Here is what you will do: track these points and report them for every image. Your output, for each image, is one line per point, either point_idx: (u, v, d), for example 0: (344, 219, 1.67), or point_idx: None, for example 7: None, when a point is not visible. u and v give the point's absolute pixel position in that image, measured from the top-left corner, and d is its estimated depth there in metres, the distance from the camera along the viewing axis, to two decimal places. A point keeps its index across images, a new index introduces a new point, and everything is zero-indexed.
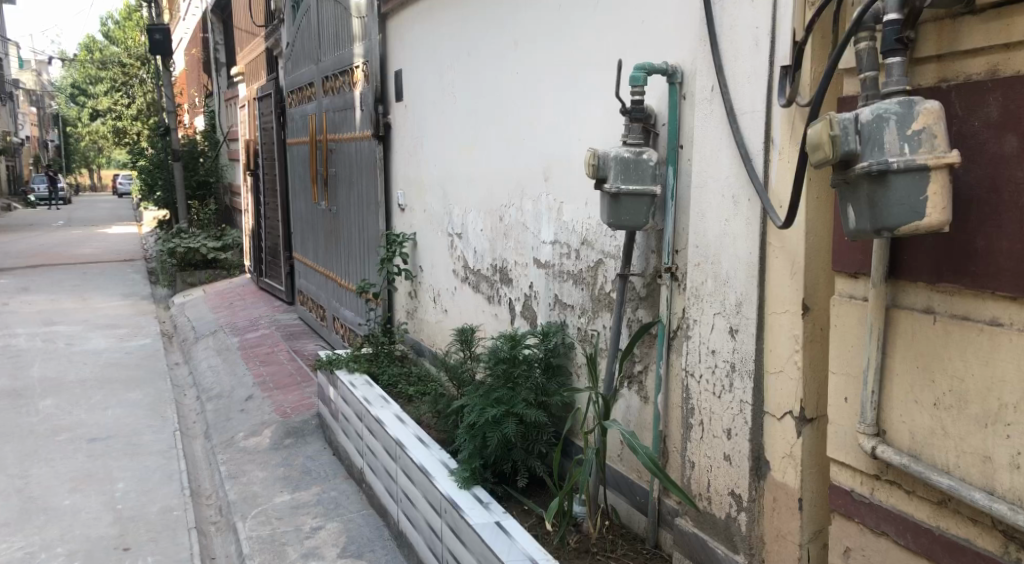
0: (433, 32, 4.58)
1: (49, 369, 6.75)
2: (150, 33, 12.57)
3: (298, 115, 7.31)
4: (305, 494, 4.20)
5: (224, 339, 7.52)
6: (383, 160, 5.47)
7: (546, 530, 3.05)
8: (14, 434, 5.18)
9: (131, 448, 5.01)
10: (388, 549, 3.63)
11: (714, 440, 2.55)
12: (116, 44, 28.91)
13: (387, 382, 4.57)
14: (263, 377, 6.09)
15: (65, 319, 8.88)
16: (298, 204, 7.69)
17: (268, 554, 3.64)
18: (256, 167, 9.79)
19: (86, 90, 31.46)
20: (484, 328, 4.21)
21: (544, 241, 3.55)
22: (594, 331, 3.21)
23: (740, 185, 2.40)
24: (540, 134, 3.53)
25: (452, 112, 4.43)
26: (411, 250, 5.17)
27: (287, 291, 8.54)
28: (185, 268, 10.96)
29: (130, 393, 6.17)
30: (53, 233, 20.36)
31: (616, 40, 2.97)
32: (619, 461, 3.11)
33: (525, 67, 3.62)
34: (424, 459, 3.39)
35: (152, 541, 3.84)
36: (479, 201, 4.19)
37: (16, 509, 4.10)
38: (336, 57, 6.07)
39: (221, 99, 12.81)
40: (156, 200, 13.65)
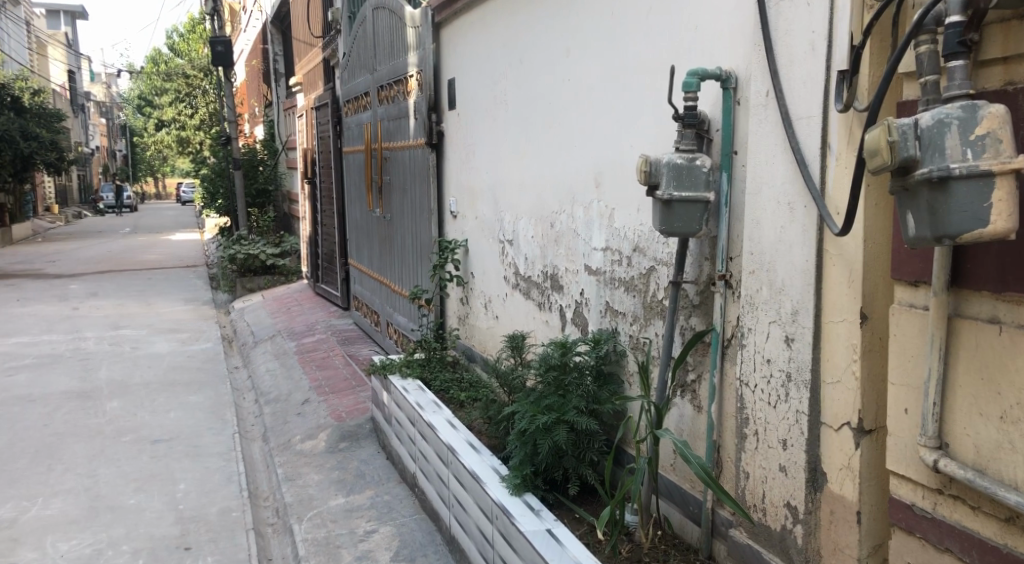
0: (486, 40, 4.61)
1: (116, 372, 6.99)
2: (213, 45, 12.93)
3: (354, 123, 7.44)
4: (359, 498, 4.26)
5: (282, 343, 7.68)
6: (436, 167, 5.53)
7: (598, 538, 3.03)
8: (84, 434, 5.37)
9: (192, 449, 5.15)
10: (440, 554, 3.65)
11: (769, 450, 2.50)
12: (180, 56, 29.83)
13: (439, 387, 4.61)
14: (319, 382, 6.20)
15: (131, 323, 9.18)
16: (353, 212, 7.82)
17: (323, 557, 3.71)
18: (313, 176, 9.99)
19: (152, 101, 32.58)
20: (535, 334, 4.22)
21: (595, 247, 3.54)
22: (646, 339, 3.19)
23: (796, 192, 2.36)
24: (591, 141, 3.53)
25: (504, 120, 4.46)
26: (463, 257, 5.22)
27: (342, 297, 8.69)
28: (245, 274, 11.19)
29: (192, 395, 6.35)
30: (121, 240, 21.11)
31: (668, 45, 2.96)
32: (672, 470, 3.08)
33: (576, 74, 3.62)
34: (476, 465, 3.41)
35: (212, 541, 3.93)
36: (530, 208, 4.20)
37: (85, 506, 4.25)
38: (391, 67, 6.16)
39: (280, 108, 13.12)
40: (218, 207, 14.04)
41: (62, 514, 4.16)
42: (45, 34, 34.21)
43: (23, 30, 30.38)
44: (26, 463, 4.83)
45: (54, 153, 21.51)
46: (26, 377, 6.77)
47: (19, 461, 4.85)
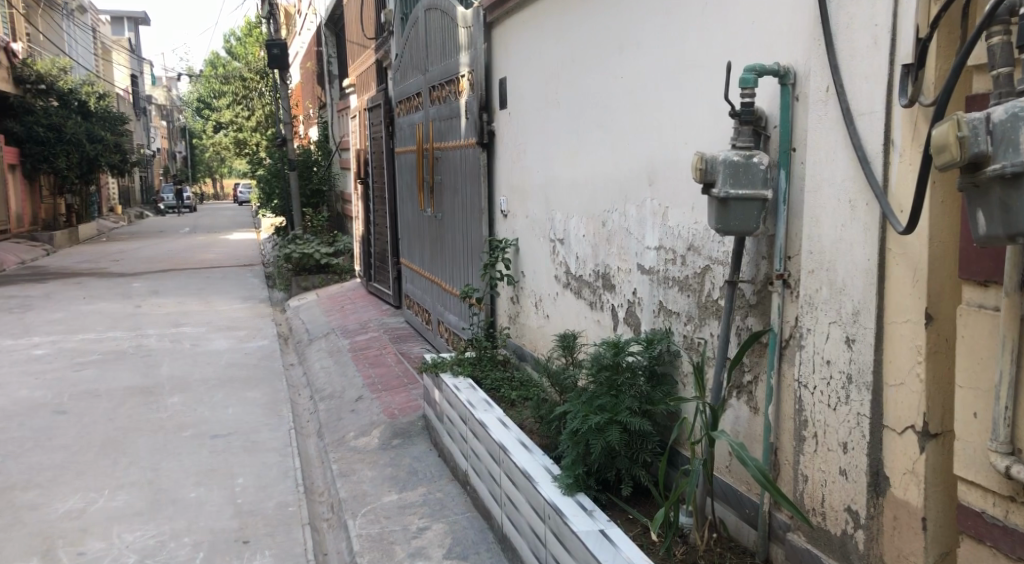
0: (538, 38, 4.60)
1: (177, 368, 7.17)
2: (270, 48, 13.18)
3: (406, 124, 7.51)
4: (412, 494, 4.30)
5: (337, 341, 7.80)
6: (487, 167, 5.54)
7: (652, 540, 3.00)
8: (147, 428, 5.53)
9: (249, 444, 5.27)
10: (493, 552, 3.66)
11: (828, 454, 2.45)
12: (238, 60, 30.52)
13: (490, 386, 4.62)
14: (372, 379, 6.27)
15: (191, 320, 9.42)
16: (405, 211, 7.89)
17: (376, 553, 3.75)
18: (366, 176, 10.11)
19: (210, 105, 33.40)
20: (586, 334, 4.20)
21: (647, 246, 3.51)
22: (701, 339, 3.15)
23: (858, 189, 2.31)
24: (645, 139, 3.49)
25: (555, 118, 4.45)
26: (513, 256, 5.23)
27: (394, 295, 8.79)
28: (300, 273, 11.43)
29: (249, 392, 6.48)
30: (181, 239, 21.67)
31: (722, 40, 2.92)
32: (728, 472, 3.03)
33: (630, 71, 3.59)
34: (528, 464, 3.41)
35: (269, 535, 4.01)
36: (582, 207, 4.18)
37: (148, 499, 4.37)
38: (443, 67, 6.19)
39: (334, 109, 13.30)
40: (274, 207, 14.31)
41: (127, 505, 4.29)
42: (109, 40, 35.33)
43: (89, 36, 31.39)
44: (93, 456, 4.99)
45: (118, 156, 22.18)
46: (92, 373, 7.00)
47: (86, 454, 5.02)
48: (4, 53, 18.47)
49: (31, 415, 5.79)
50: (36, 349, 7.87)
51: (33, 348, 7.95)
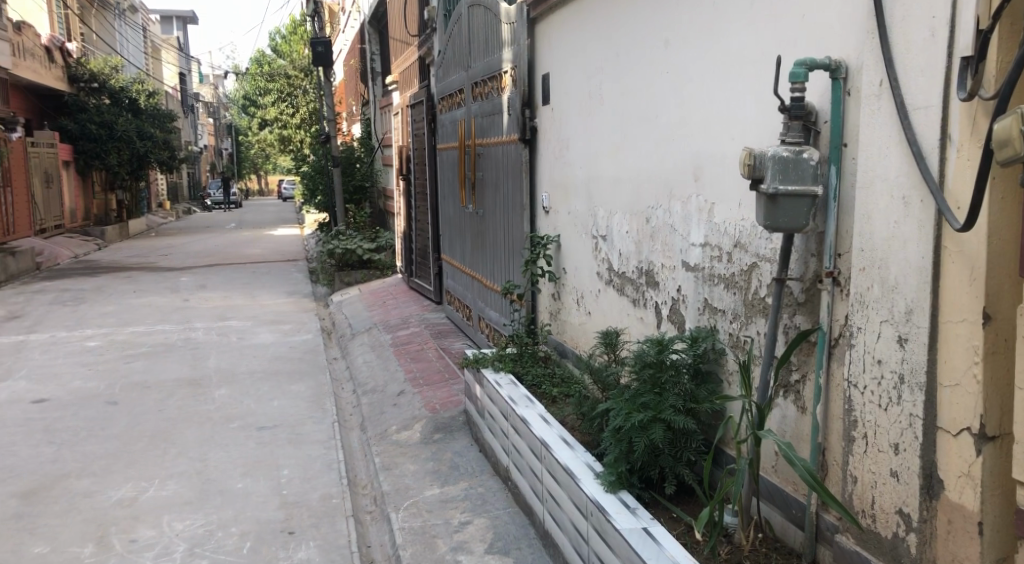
0: (583, 34, 4.58)
1: (224, 361, 7.31)
2: (314, 46, 13.33)
3: (449, 120, 7.54)
4: (454, 489, 4.33)
5: (379, 336, 7.88)
6: (529, 163, 5.54)
7: (695, 539, 2.98)
8: (195, 420, 5.64)
9: (294, 437, 5.34)
10: (534, 548, 3.66)
11: (879, 455, 2.41)
12: (283, 58, 31.00)
13: (531, 382, 4.63)
14: (414, 374, 6.32)
15: (237, 314, 9.59)
16: (446, 207, 7.92)
17: (419, 546, 3.78)
18: (408, 172, 10.18)
19: (255, 102, 33.95)
20: (629, 331, 4.18)
21: (692, 243, 3.49)
22: (748, 337, 3.11)
23: (912, 185, 2.26)
24: (691, 134, 3.46)
25: (599, 114, 4.43)
26: (555, 252, 5.22)
27: (435, 291, 8.84)
28: (343, 268, 11.58)
29: (294, 385, 6.58)
30: (227, 234, 22.07)
31: (772, 35, 2.88)
32: (774, 472, 3.00)
33: (676, 67, 3.56)
34: (570, 460, 3.41)
35: (314, 527, 4.06)
36: (625, 203, 4.16)
37: (197, 489, 4.46)
38: (486, 63, 6.20)
39: (377, 106, 13.42)
40: (317, 203, 14.50)
41: (177, 495, 4.38)
42: (158, 39, 36.11)
43: (140, 35, 32.10)
44: (144, 446, 5.11)
45: (166, 152, 22.66)
46: (142, 365, 7.16)
47: (138, 443, 5.14)
48: (58, 53, 18.96)
49: (85, 405, 5.94)
50: (89, 341, 8.08)
51: (86, 340, 8.16)
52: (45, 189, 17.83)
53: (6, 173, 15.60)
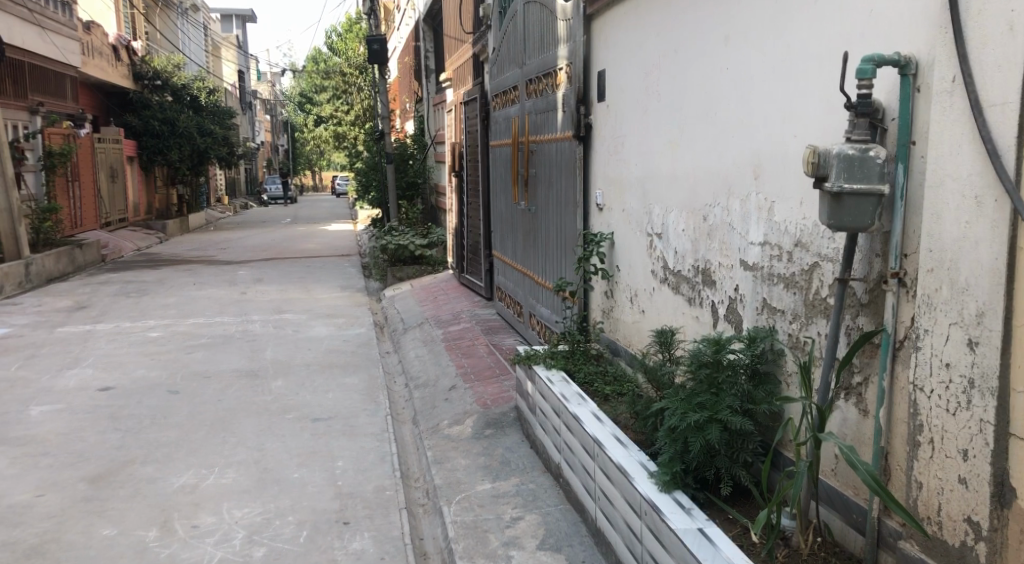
0: (641, 30, 4.55)
1: (280, 353, 7.46)
2: (370, 44, 13.50)
3: (502, 117, 7.55)
4: (505, 485, 4.35)
5: (430, 331, 7.94)
6: (583, 160, 5.52)
7: (752, 541, 2.95)
8: (254, 410, 5.78)
9: (348, 429, 5.43)
10: (586, 545, 3.66)
11: (946, 461, 2.35)
12: (338, 55, 31.45)
13: (583, 380, 4.62)
14: (464, 369, 6.37)
15: (292, 308, 9.77)
16: (499, 204, 7.94)
17: (471, 540, 3.80)
18: (460, 169, 10.24)
19: (312, 99, 34.49)
20: (684, 330, 4.14)
21: (751, 241, 3.44)
22: (808, 338, 3.06)
23: (985, 184, 2.20)
24: (751, 131, 3.42)
25: (655, 111, 4.40)
26: (609, 250, 5.20)
27: (487, 287, 8.88)
28: (395, 263, 11.69)
29: (348, 378, 6.68)
30: (282, 229, 22.48)
31: (838, 30, 2.82)
32: (834, 475, 2.94)
33: (736, 64, 3.52)
34: (623, 459, 3.40)
35: (368, 518, 4.12)
36: (682, 201, 4.12)
37: (255, 477, 4.57)
38: (541, 60, 6.19)
39: (430, 103, 13.53)
40: (371, 199, 14.67)
41: (236, 483, 4.49)
42: (218, 37, 36.95)
43: (201, 34, 32.90)
44: (204, 434, 5.25)
45: (226, 149, 23.17)
46: (203, 355, 7.35)
47: (199, 432, 5.28)
48: (123, 51, 19.53)
49: (148, 393, 6.13)
50: (151, 332, 8.32)
51: (148, 331, 8.39)
52: (111, 183, 18.39)
53: (75, 167, 16.14)
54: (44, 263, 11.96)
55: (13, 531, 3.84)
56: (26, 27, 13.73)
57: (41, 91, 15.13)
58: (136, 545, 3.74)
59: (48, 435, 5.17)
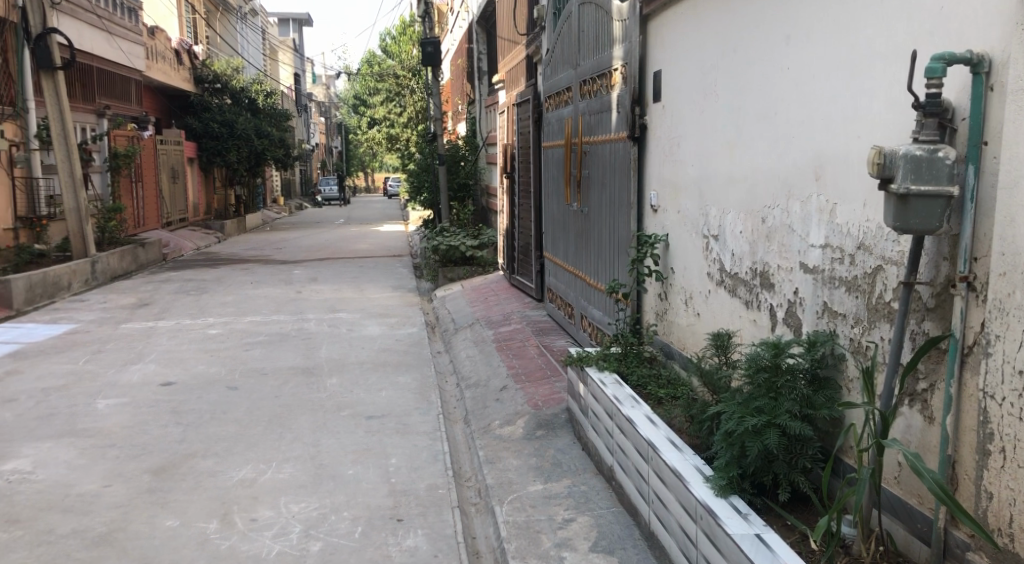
0: (699, 29, 4.51)
1: (335, 351, 7.58)
2: (423, 46, 13.62)
3: (556, 118, 7.54)
4: (557, 486, 4.35)
5: (481, 331, 7.98)
6: (637, 160, 5.49)
7: (811, 549, 2.90)
8: (309, 406, 5.88)
9: (401, 427, 5.49)
10: (639, 549, 3.64)
11: (1019, 470, 2.29)
12: (393, 58, 31.87)
13: (636, 383, 4.59)
14: (516, 370, 6.39)
15: (346, 307, 9.92)
16: (551, 205, 7.93)
17: (523, 540, 3.81)
18: (512, 170, 10.26)
19: (366, 102, 34.97)
20: (740, 334, 4.09)
21: (812, 244, 3.38)
22: (870, 343, 2.99)
23: None
24: (813, 131, 3.36)
25: (713, 111, 4.35)
26: (663, 251, 5.16)
27: (537, 289, 8.87)
28: (446, 264, 11.77)
29: (400, 376, 6.76)
30: (336, 230, 22.80)
31: (907, 28, 2.76)
32: (896, 484, 2.87)
33: (797, 63, 3.47)
34: (679, 463, 3.36)
35: (421, 515, 4.16)
36: (739, 202, 4.07)
37: (311, 473, 4.65)
38: (596, 61, 6.17)
39: (483, 104, 13.59)
40: (423, 200, 14.80)
41: (293, 478, 4.58)
42: (275, 40, 37.72)
43: (260, 38, 33.61)
44: (262, 429, 5.36)
45: (283, 151, 23.62)
46: (260, 352, 7.51)
47: (257, 427, 5.40)
48: (185, 55, 20.07)
49: (208, 389, 6.28)
50: (210, 329, 8.53)
51: (208, 328, 8.60)
52: (172, 184, 18.90)
53: (138, 169, 16.63)
54: (109, 261, 12.36)
55: (83, 519, 3.97)
56: (94, 32, 14.20)
57: (108, 95, 15.63)
58: (198, 537, 3.83)
59: (113, 427, 5.33)
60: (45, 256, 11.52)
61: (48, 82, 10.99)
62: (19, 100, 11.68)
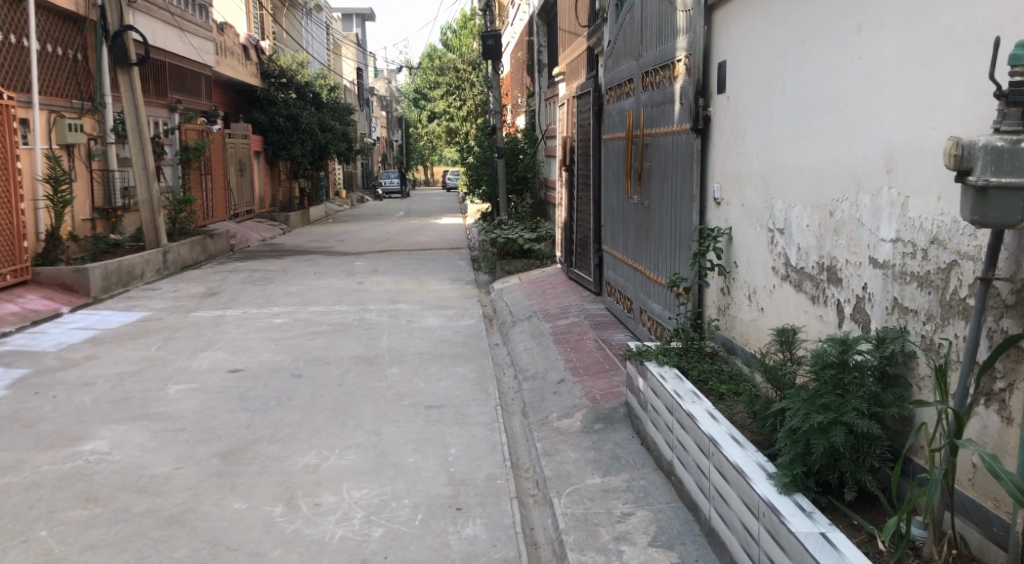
0: (766, 19, 4.43)
1: (395, 341, 7.69)
2: (484, 39, 13.68)
3: (616, 111, 7.49)
4: (616, 479, 4.34)
5: (539, 324, 7.99)
6: (700, 152, 5.41)
7: (880, 550, 2.84)
8: (370, 395, 5.98)
9: (460, 417, 5.54)
10: (699, 544, 3.61)
11: None
12: (452, 52, 32.37)
13: (697, 377, 4.55)
14: (574, 363, 6.38)
15: (406, 298, 10.04)
16: (610, 198, 7.88)
17: (582, 533, 3.81)
18: (571, 163, 10.23)
19: (426, 96, 35.36)
20: (806, 330, 4.00)
21: (883, 238, 3.30)
22: (943, 340, 2.90)
23: None
24: (885, 121, 3.27)
25: (780, 102, 4.27)
26: (726, 245, 5.09)
27: (595, 282, 8.84)
28: (504, 256, 11.81)
29: (459, 367, 6.82)
30: (397, 222, 23.08)
31: (989, 14, 2.66)
32: (971, 485, 2.78)
33: (868, 53, 3.38)
34: (741, 459, 3.32)
35: (480, 505, 4.19)
36: (806, 196, 3.99)
37: (373, 460, 4.72)
38: (658, 52, 6.11)
39: (542, 97, 13.60)
40: (481, 193, 14.87)
41: (355, 464, 4.67)
42: (339, 35, 38.38)
43: (324, 33, 34.23)
44: (326, 417, 5.48)
45: (345, 144, 24.04)
46: (323, 342, 7.66)
47: (321, 414, 5.52)
48: (252, 51, 20.56)
49: (274, 376, 6.44)
50: (275, 318, 8.74)
51: (273, 317, 8.81)
52: (240, 177, 19.40)
53: (207, 162, 17.11)
54: (180, 251, 12.75)
55: (156, 500, 4.11)
56: (167, 29, 14.65)
57: (180, 89, 16.09)
58: (264, 520, 3.93)
59: (184, 412, 5.51)
60: (119, 246, 11.93)
61: (123, 78, 11.43)
62: (97, 95, 12.15)
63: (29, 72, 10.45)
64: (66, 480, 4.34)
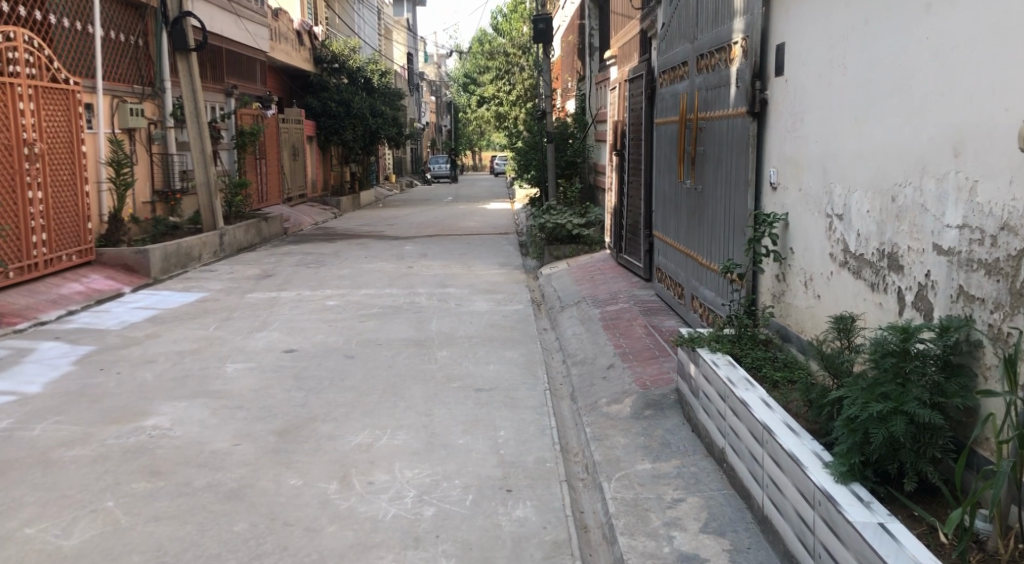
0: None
1: (445, 325, 7.75)
2: (536, 23, 13.62)
3: (670, 94, 7.40)
4: (666, 466, 4.32)
5: (587, 310, 7.97)
6: (756, 137, 5.32)
7: (941, 542, 2.78)
8: (421, 377, 6.04)
9: (510, 401, 5.56)
10: (751, 532, 3.58)
11: None
12: (502, 36, 32.27)
13: (751, 364, 4.50)
14: (623, 348, 6.36)
15: (455, 282, 10.10)
16: (662, 183, 7.80)
17: (632, 517, 3.80)
18: (621, 148, 10.15)
19: (476, 81, 35.36)
20: (865, 318, 3.92)
21: (948, 225, 3.21)
22: (1012, 329, 2.80)
23: None
24: (952, 103, 3.17)
25: (841, 85, 4.17)
26: (782, 231, 5.00)
27: (645, 268, 8.77)
28: (552, 241, 11.78)
29: (508, 351, 6.84)
30: (445, 207, 23.17)
31: None
32: None
33: (936, 33, 3.28)
34: (796, 448, 3.27)
35: (530, 487, 4.21)
36: (867, 180, 3.90)
37: (424, 441, 4.78)
38: (714, 34, 6.01)
39: (593, 81, 13.49)
40: (530, 178, 14.84)
41: (407, 444, 4.73)
42: (390, 21, 38.54)
43: (376, 18, 34.40)
44: (378, 397, 5.56)
45: (395, 129, 24.20)
46: (374, 324, 7.75)
47: (372, 395, 5.60)
48: (305, 36, 20.80)
49: (327, 357, 6.54)
50: (328, 300, 8.87)
51: (326, 299, 8.95)
52: (293, 161, 19.68)
53: (262, 146, 17.39)
54: (235, 234, 13.01)
55: (216, 474, 4.23)
56: (224, 15, 14.89)
57: (236, 75, 16.35)
58: (320, 497, 4.01)
59: (241, 390, 5.64)
60: (178, 228, 12.22)
61: (183, 63, 11.67)
62: (157, 80, 12.44)
63: (93, 59, 10.73)
64: (130, 454, 4.48)
